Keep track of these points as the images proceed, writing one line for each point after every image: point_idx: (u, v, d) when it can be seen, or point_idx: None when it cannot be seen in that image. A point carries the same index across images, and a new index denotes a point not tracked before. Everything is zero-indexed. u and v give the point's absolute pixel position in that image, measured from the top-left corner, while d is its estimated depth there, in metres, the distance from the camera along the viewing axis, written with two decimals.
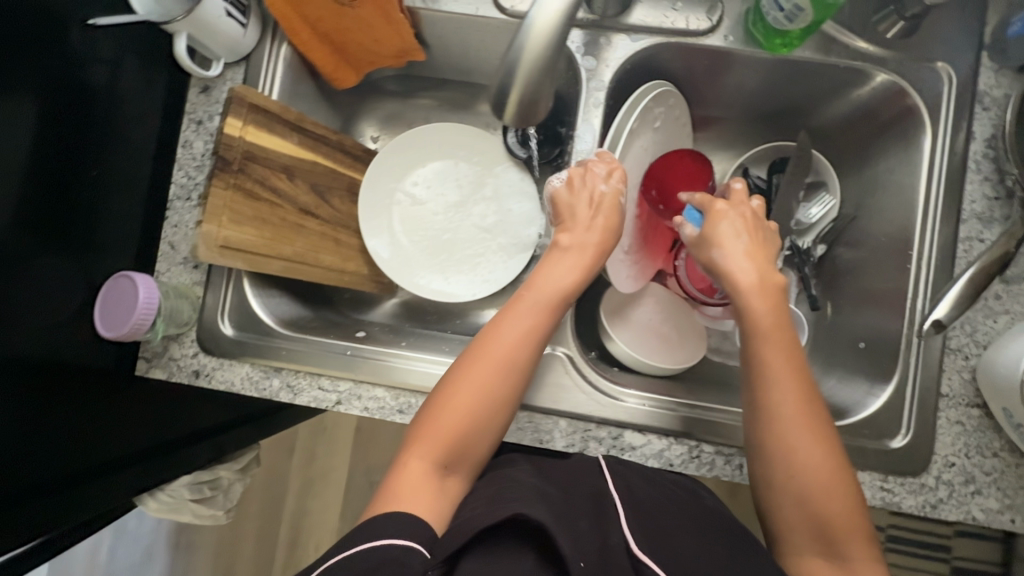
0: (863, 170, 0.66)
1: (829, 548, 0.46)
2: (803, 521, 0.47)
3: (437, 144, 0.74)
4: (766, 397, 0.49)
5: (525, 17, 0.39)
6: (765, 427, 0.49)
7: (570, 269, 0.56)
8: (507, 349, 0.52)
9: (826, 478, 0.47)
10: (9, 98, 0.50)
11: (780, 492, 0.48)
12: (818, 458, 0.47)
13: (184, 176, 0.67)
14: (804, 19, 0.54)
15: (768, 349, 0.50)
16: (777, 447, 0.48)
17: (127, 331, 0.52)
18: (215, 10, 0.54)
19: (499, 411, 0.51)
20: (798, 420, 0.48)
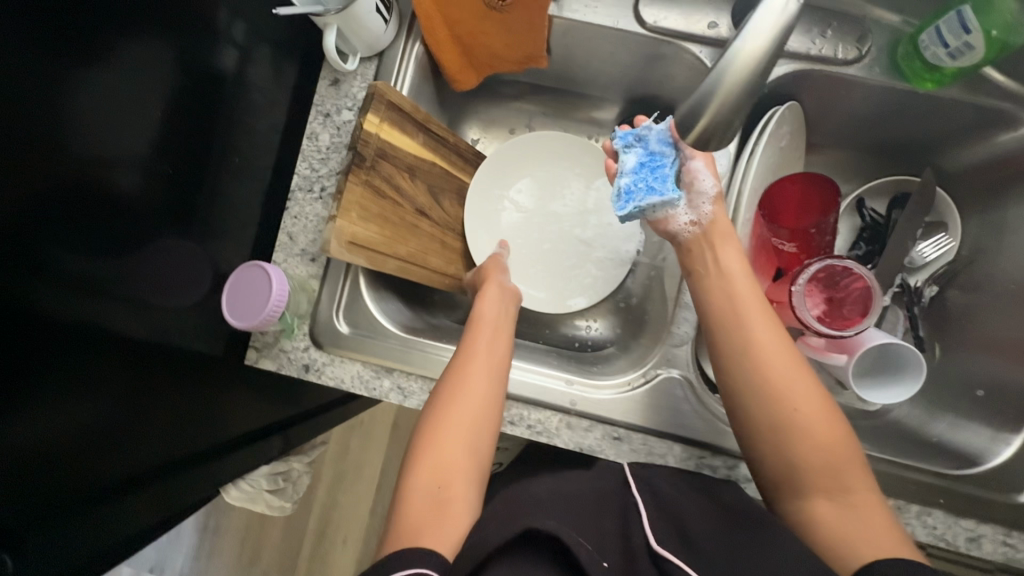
0: (986, 212, 0.65)
1: (833, 488, 0.48)
2: (807, 464, 0.49)
3: (539, 151, 0.73)
4: (741, 348, 0.52)
5: (731, 41, 0.38)
6: (742, 374, 0.51)
7: (497, 310, 0.61)
8: (469, 388, 0.53)
9: (814, 411, 0.49)
10: (151, 78, 0.50)
11: (770, 435, 0.50)
12: (801, 400, 0.50)
13: (305, 168, 0.60)
14: (972, 57, 0.54)
15: (745, 318, 0.53)
16: (760, 394, 0.50)
17: (259, 322, 0.53)
18: (368, 6, 0.54)
19: (470, 451, 0.51)
20: (775, 362, 0.51)
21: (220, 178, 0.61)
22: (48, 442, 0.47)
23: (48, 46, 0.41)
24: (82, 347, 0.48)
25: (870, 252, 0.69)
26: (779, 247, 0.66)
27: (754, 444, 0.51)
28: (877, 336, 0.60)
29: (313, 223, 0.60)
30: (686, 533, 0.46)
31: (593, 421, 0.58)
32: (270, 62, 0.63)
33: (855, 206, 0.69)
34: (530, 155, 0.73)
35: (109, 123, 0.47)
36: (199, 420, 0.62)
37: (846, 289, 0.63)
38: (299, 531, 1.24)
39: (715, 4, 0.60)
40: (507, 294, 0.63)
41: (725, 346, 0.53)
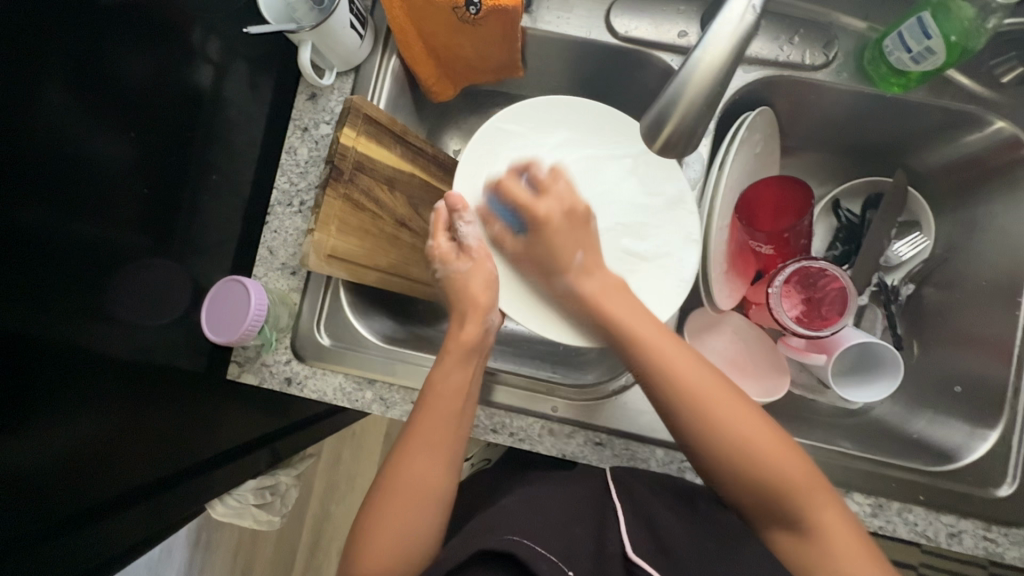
0: (959, 212, 0.66)
1: (799, 523, 0.49)
2: (776, 497, 0.49)
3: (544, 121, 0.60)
4: (676, 390, 0.50)
5: (692, 52, 0.38)
6: (697, 426, 0.50)
7: (465, 372, 0.54)
8: (412, 476, 0.51)
9: (772, 449, 0.49)
10: (132, 101, 0.51)
11: (726, 469, 0.50)
12: (746, 430, 0.49)
13: (285, 183, 0.61)
14: (933, 62, 0.55)
15: (675, 368, 0.51)
16: (716, 441, 0.49)
17: (237, 337, 0.53)
18: (342, 22, 0.55)
19: (418, 538, 0.50)
20: (727, 403, 0.50)
21: (199, 196, 0.61)
22: (26, 479, 0.46)
23: (32, 80, 0.42)
24: (67, 366, 0.48)
25: (847, 252, 0.70)
26: (756, 250, 0.67)
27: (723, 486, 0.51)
28: (856, 335, 0.61)
29: (293, 236, 0.61)
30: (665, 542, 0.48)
31: (575, 427, 0.58)
32: (248, 78, 0.64)
33: (832, 209, 0.70)
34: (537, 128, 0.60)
35: (93, 149, 0.48)
36: (186, 436, 0.62)
37: (823, 290, 0.64)
38: (291, 544, 1.22)
39: (685, 14, 0.62)
40: (476, 344, 0.55)
41: (659, 393, 0.51)
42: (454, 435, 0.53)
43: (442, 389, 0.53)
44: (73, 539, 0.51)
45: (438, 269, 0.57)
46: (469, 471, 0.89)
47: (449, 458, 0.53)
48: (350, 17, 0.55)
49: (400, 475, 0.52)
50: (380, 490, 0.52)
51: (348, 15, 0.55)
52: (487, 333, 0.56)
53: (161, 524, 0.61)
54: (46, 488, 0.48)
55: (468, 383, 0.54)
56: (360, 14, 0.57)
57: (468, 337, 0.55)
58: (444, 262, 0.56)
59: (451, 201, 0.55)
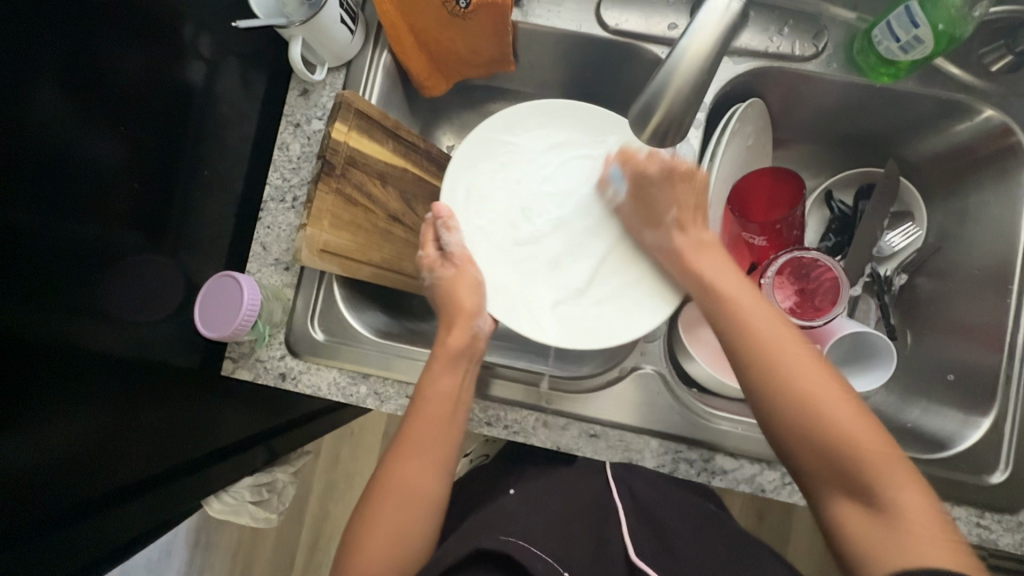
0: (950, 201, 0.67)
1: (870, 496, 0.44)
2: (844, 457, 0.45)
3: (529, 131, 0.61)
4: (749, 344, 0.49)
5: (678, 41, 0.39)
6: (760, 365, 0.49)
7: (453, 377, 0.55)
8: (402, 481, 0.52)
9: (841, 403, 0.46)
10: (127, 100, 0.51)
11: (791, 418, 0.47)
12: (823, 397, 0.46)
13: (277, 178, 0.61)
14: (921, 50, 0.56)
15: (738, 306, 0.51)
16: (778, 384, 0.47)
17: (230, 332, 0.53)
18: (333, 17, 0.55)
19: (409, 543, 0.50)
20: (793, 346, 0.49)
21: (192, 192, 0.61)
22: (21, 475, 0.46)
23: (27, 81, 0.42)
24: (60, 363, 0.48)
25: (840, 242, 0.70)
26: (749, 241, 0.68)
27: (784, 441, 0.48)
28: (849, 325, 0.61)
29: (285, 232, 0.61)
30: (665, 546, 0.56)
31: (569, 419, 0.58)
32: (239, 74, 0.64)
33: (825, 201, 0.70)
34: (522, 137, 0.61)
35: (89, 148, 0.48)
36: (182, 433, 0.62)
37: (816, 280, 0.64)
38: (291, 544, 1.22)
39: (675, 6, 0.62)
40: (465, 349, 0.55)
41: (724, 332, 0.51)
42: (445, 441, 0.53)
43: (430, 394, 0.53)
44: (70, 535, 0.51)
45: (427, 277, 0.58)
46: (468, 466, 0.89)
47: (439, 464, 0.53)
48: (341, 12, 0.56)
49: (389, 482, 0.52)
50: (371, 497, 0.52)
51: (338, 11, 0.55)
52: (475, 337, 0.56)
53: (161, 519, 0.61)
54: (44, 485, 0.48)
55: (458, 388, 0.54)
56: (350, 9, 0.57)
57: (455, 342, 0.55)
58: (430, 271, 0.58)
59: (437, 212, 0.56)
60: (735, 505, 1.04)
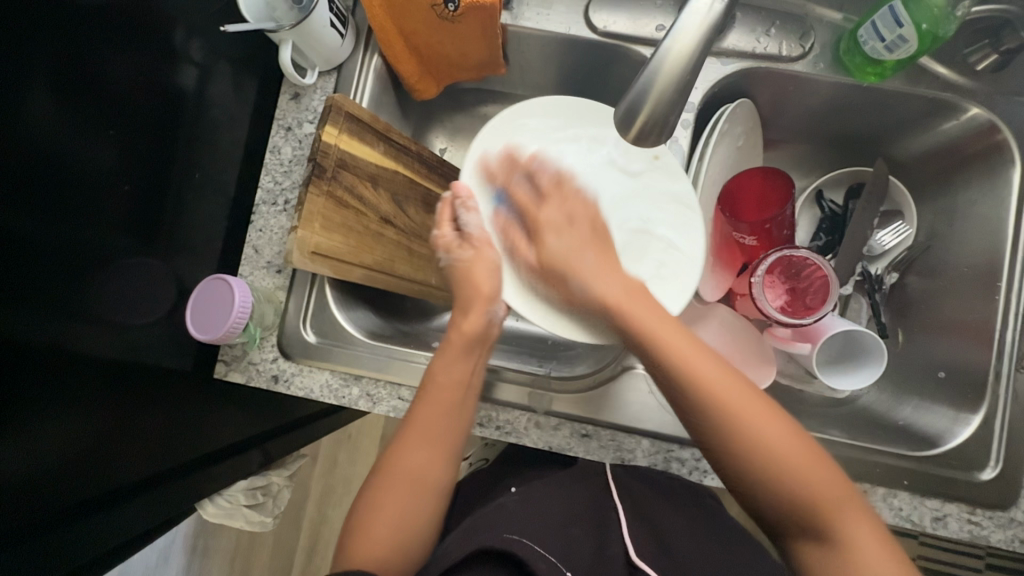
0: (940, 199, 0.67)
1: (828, 537, 0.44)
2: (800, 503, 0.45)
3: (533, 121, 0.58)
4: (699, 401, 0.46)
5: (661, 42, 0.39)
6: (714, 420, 0.46)
7: (465, 363, 0.54)
8: (407, 471, 0.52)
9: (792, 451, 0.45)
10: (119, 104, 0.51)
11: (747, 471, 0.46)
12: (776, 443, 0.45)
13: (268, 182, 0.62)
14: (906, 50, 0.56)
15: (684, 363, 0.47)
16: (734, 438, 0.46)
17: (222, 335, 0.53)
18: (322, 21, 0.55)
19: (412, 537, 0.51)
20: (744, 401, 0.46)
21: (184, 196, 0.61)
22: (13, 476, 0.46)
23: (21, 88, 0.43)
24: (53, 365, 0.48)
25: (831, 241, 0.70)
26: (740, 241, 0.68)
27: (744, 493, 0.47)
28: (840, 322, 0.61)
29: (277, 235, 0.61)
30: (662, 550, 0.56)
31: (561, 419, 0.59)
32: (230, 79, 0.64)
33: (815, 200, 0.71)
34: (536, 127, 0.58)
35: (82, 153, 0.49)
36: (176, 436, 0.62)
37: (807, 279, 0.64)
38: (289, 549, 1.22)
39: (662, 9, 0.62)
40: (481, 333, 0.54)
41: (672, 389, 0.48)
42: (455, 428, 0.53)
43: (442, 380, 0.53)
44: (67, 538, 0.52)
45: (442, 260, 0.56)
46: (467, 470, 0.89)
47: (446, 451, 0.53)
48: (330, 16, 0.56)
49: (395, 470, 0.52)
50: (374, 483, 0.52)
51: (327, 15, 0.55)
52: (491, 323, 0.55)
53: (160, 521, 0.61)
54: (38, 489, 0.49)
55: (469, 375, 0.54)
56: (340, 13, 0.58)
57: (471, 327, 0.54)
58: (447, 251, 0.55)
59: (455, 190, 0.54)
60: (732, 506, 1.04)
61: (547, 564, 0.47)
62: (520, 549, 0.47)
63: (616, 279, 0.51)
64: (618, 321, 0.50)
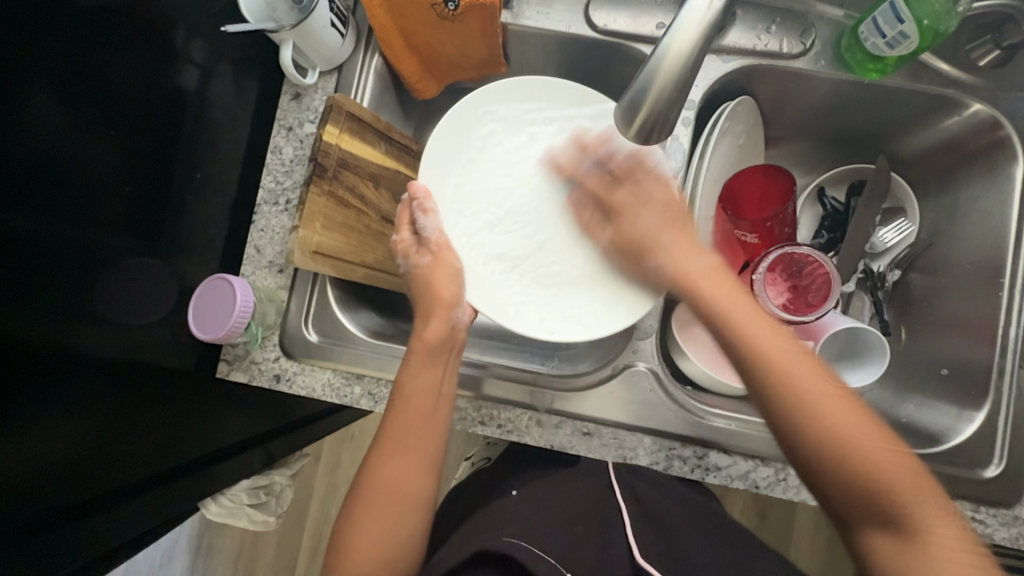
0: (942, 196, 0.67)
1: (896, 520, 0.43)
2: (867, 480, 0.44)
3: (499, 110, 0.60)
4: (765, 369, 0.47)
5: (661, 39, 0.39)
6: (779, 389, 0.47)
7: (434, 371, 0.54)
8: (387, 483, 0.52)
9: (859, 427, 0.45)
10: (121, 104, 0.52)
11: (813, 444, 0.45)
12: (843, 417, 0.45)
13: (270, 181, 0.62)
14: (907, 46, 0.56)
15: (749, 333, 0.49)
16: (799, 408, 0.46)
17: (223, 334, 0.54)
18: (323, 21, 0.55)
19: (404, 543, 0.51)
20: (811, 373, 0.47)
21: (186, 196, 0.61)
22: (14, 477, 0.46)
23: (24, 89, 0.43)
24: (54, 367, 0.48)
25: (832, 239, 0.70)
26: (742, 239, 0.68)
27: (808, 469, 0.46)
28: (842, 321, 0.61)
29: (279, 234, 0.62)
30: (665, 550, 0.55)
31: (561, 417, 0.59)
32: (232, 79, 0.64)
33: (817, 198, 0.71)
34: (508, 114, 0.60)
35: (85, 154, 0.49)
36: (178, 435, 0.62)
37: (808, 276, 0.64)
38: (293, 549, 1.22)
39: (663, 7, 0.62)
40: (444, 340, 0.55)
41: (738, 359, 0.49)
42: (429, 436, 0.53)
43: (411, 390, 0.53)
44: (72, 536, 0.52)
45: (402, 264, 0.57)
46: (470, 470, 0.89)
47: (421, 460, 0.53)
48: (331, 16, 0.56)
49: (378, 479, 0.52)
50: (367, 488, 0.52)
51: (327, 15, 0.55)
52: (453, 329, 0.56)
53: (165, 519, 0.61)
54: (41, 488, 0.49)
55: (439, 382, 0.54)
56: (340, 13, 0.58)
57: (432, 335, 0.55)
58: (406, 257, 0.56)
59: (411, 195, 0.55)
60: (735, 505, 1.03)
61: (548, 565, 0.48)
62: (521, 553, 0.48)
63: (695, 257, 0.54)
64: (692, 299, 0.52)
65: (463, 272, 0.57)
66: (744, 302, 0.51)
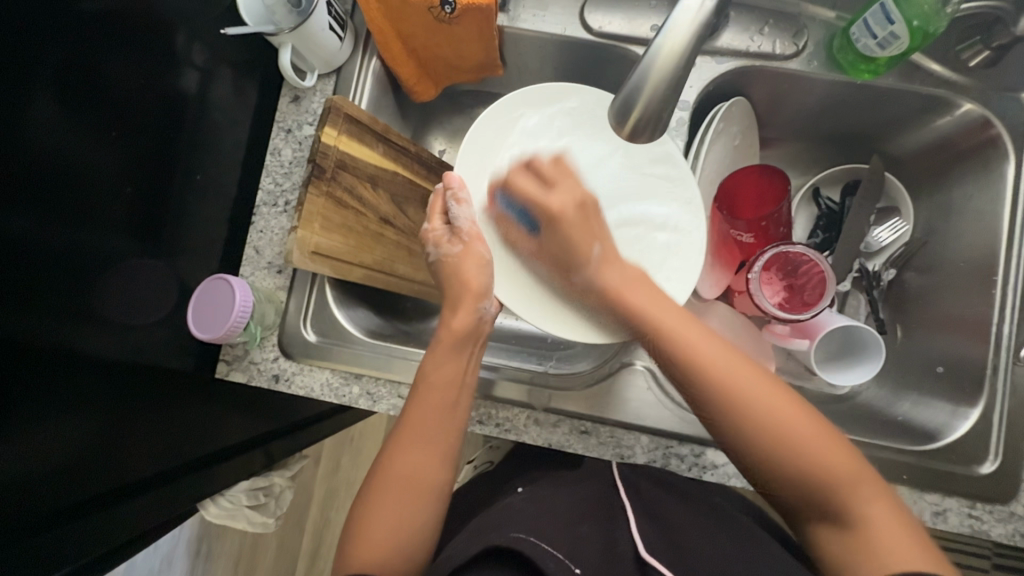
0: (936, 194, 0.67)
1: (835, 511, 0.45)
2: (806, 477, 0.45)
3: (529, 113, 0.59)
4: (699, 378, 0.47)
5: (653, 40, 0.40)
6: (711, 395, 0.47)
7: (456, 363, 0.55)
8: (404, 473, 0.52)
9: (796, 426, 0.45)
10: (123, 107, 0.52)
11: (754, 446, 0.46)
12: (780, 417, 0.45)
13: (269, 183, 0.63)
14: (898, 46, 0.56)
15: (682, 341, 0.48)
16: (733, 412, 0.46)
17: (223, 333, 0.54)
18: (321, 24, 0.56)
19: (415, 538, 0.50)
20: (746, 375, 0.47)
21: (186, 197, 0.62)
22: (15, 475, 0.46)
23: (25, 93, 0.44)
24: (55, 367, 0.49)
25: (828, 239, 0.71)
26: (738, 239, 0.68)
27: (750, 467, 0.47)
28: (837, 318, 0.61)
29: (278, 235, 0.62)
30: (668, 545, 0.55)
31: (560, 415, 0.59)
32: (232, 82, 0.65)
33: (811, 198, 0.71)
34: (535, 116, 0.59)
35: (86, 156, 0.50)
36: (179, 436, 0.63)
37: (804, 275, 0.64)
38: (293, 552, 1.22)
39: (658, 9, 0.63)
40: (468, 331, 0.55)
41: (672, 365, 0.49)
42: (449, 426, 0.54)
43: (434, 380, 0.54)
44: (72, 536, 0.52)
45: (431, 254, 0.57)
46: (472, 472, 0.89)
47: (440, 451, 0.53)
48: (330, 20, 0.57)
49: (391, 470, 0.52)
50: (370, 487, 0.53)
51: (326, 18, 0.56)
52: (481, 320, 0.56)
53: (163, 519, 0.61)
54: (42, 488, 0.49)
55: (461, 372, 0.55)
56: (339, 16, 0.58)
57: (460, 324, 0.55)
58: (437, 246, 0.56)
59: (446, 181, 0.55)
60: None
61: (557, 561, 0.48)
62: (531, 551, 0.48)
63: (618, 270, 0.52)
64: (623, 313, 0.51)
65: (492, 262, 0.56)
66: (668, 306, 0.50)
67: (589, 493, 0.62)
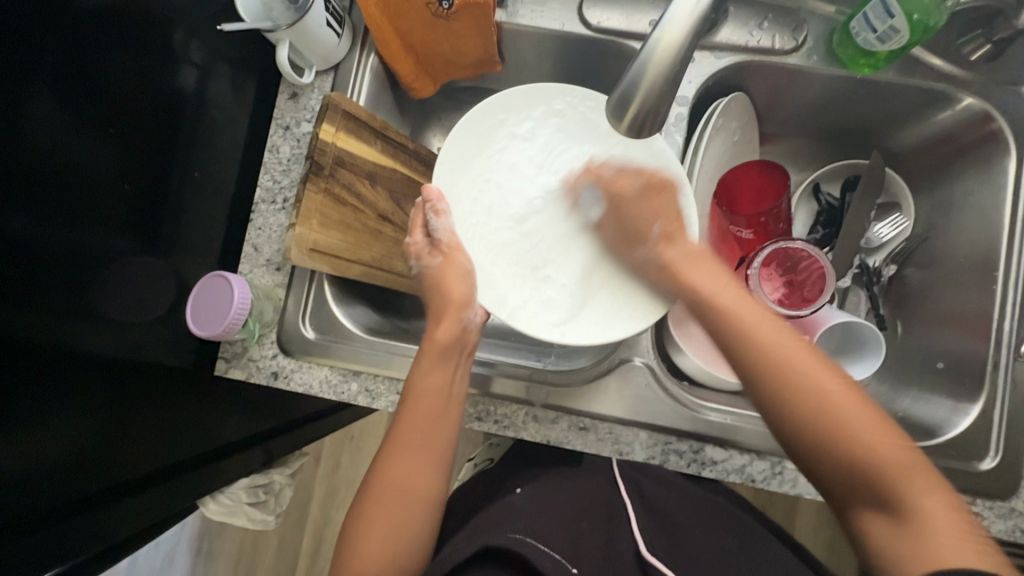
0: (937, 189, 0.67)
1: (891, 506, 0.42)
2: (864, 464, 0.43)
3: (511, 119, 0.59)
4: (752, 356, 0.48)
5: (650, 34, 0.39)
6: (763, 372, 0.48)
7: (444, 371, 0.55)
8: (396, 486, 0.52)
9: (851, 411, 0.45)
10: (122, 105, 0.53)
11: (806, 429, 0.46)
12: (837, 402, 0.45)
13: (267, 181, 0.63)
14: (898, 40, 0.56)
15: (736, 321, 0.50)
16: (784, 393, 0.47)
17: (221, 331, 0.54)
18: (318, 20, 0.56)
19: (413, 545, 0.51)
20: (800, 355, 0.47)
21: (185, 195, 0.62)
22: (12, 473, 0.46)
23: (23, 91, 0.44)
24: (54, 365, 0.49)
25: (828, 235, 0.70)
26: (737, 235, 0.68)
27: (798, 452, 0.47)
28: (837, 315, 0.61)
29: (276, 232, 0.62)
30: (666, 544, 0.56)
31: (558, 412, 0.59)
32: (229, 79, 0.65)
33: (811, 194, 0.71)
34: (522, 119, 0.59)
35: (86, 154, 0.50)
36: (180, 434, 0.63)
37: (804, 271, 0.64)
38: (293, 551, 1.22)
39: (656, 4, 0.63)
40: (455, 341, 0.55)
41: (725, 345, 0.50)
42: (439, 435, 0.54)
43: (421, 390, 0.54)
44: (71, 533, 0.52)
45: (414, 266, 0.59)
46: (472, 470, 0.89)
47: (431, 460, 0.53)
48: (327, 16, 0.57)
49: (386, 476, 0.52)
50: (370, 486, 0.53)
51: (323, 14, 0.56)
52: (465, 330, 0.56)
53: (164, 517, 0.62)
54: (41, 485, 0.49)
55: (449, 382, 0.55)
56: (336, 13, 0.58)
57: (444, 335, 0.55)
58: (418, 258, 0.58)
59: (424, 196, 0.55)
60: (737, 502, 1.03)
61: (556, 564, 0.48)
62: (528, 551, 0.48)
63: (681, 251, 0.54)
64: (679, 289, 0.53)
65: (475, 272, 0.57)
66: (727, 283, 0.52)
67: (588, 490, 0.62)
